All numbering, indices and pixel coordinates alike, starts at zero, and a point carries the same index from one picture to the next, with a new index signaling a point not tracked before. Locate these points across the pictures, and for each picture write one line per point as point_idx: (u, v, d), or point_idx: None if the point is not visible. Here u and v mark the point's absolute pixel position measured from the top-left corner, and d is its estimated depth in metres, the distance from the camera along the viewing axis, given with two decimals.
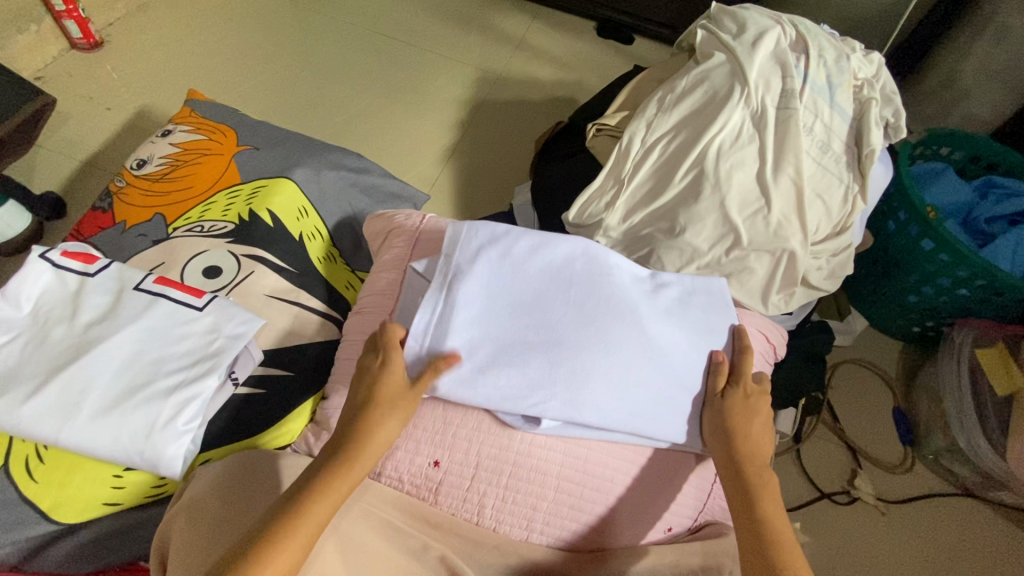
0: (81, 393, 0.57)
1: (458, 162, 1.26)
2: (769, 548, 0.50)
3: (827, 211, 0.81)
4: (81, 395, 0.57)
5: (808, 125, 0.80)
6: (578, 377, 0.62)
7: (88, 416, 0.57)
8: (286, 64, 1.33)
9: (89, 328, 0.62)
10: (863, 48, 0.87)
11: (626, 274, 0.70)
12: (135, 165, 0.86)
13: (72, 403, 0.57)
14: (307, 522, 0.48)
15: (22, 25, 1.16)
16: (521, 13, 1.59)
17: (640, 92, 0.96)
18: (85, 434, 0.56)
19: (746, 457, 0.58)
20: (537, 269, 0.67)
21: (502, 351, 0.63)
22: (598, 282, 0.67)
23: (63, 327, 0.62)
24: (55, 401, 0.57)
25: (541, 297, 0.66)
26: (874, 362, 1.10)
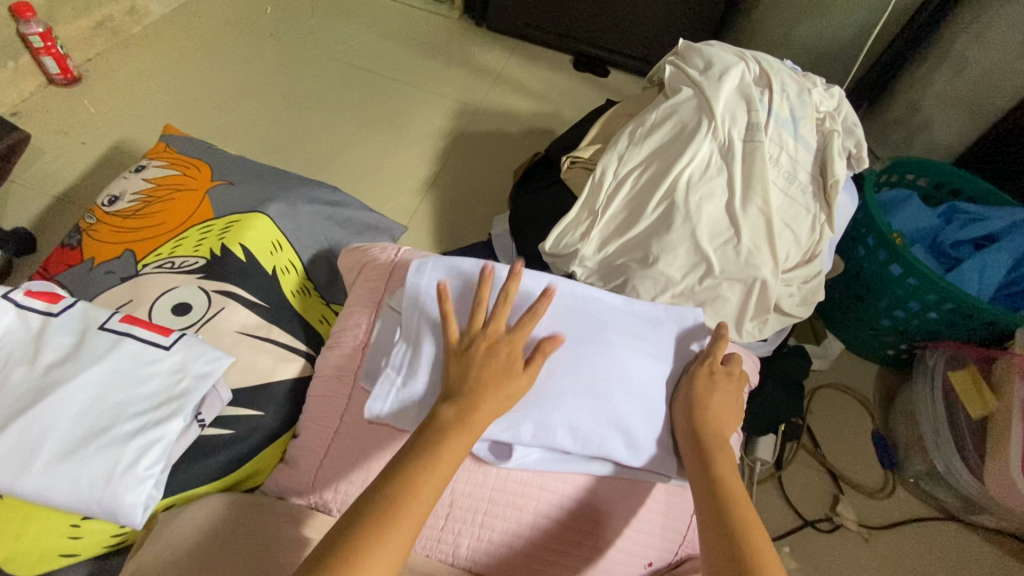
0: (37, 438, 0.56)
1: (438, 193, 1.27)
2: (735, 549, 0.48)
3: (796, 239, 0.82)
4: (37, 440, 0.56)
5: (774, 157, 0.83)
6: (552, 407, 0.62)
7: (45, 462, 0.55)
8: (267, 97, 1.35)
9: (49, 370, 0.60)
10: (824, 82, 0.90)
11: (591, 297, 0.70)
12: (107, 201, 0.85)
13: (28, 449, 0.55)
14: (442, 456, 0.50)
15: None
16: (500, 48, 1.64)
17: (613, 125, 0.98)
18: (40, 483, 0.54)
19: (708, 432, 0.59)
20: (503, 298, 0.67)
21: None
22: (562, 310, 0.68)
23: (22, 369, 0.60)
24: (9, 447, 0.55)
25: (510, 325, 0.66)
26: (852, 386, 1.10)
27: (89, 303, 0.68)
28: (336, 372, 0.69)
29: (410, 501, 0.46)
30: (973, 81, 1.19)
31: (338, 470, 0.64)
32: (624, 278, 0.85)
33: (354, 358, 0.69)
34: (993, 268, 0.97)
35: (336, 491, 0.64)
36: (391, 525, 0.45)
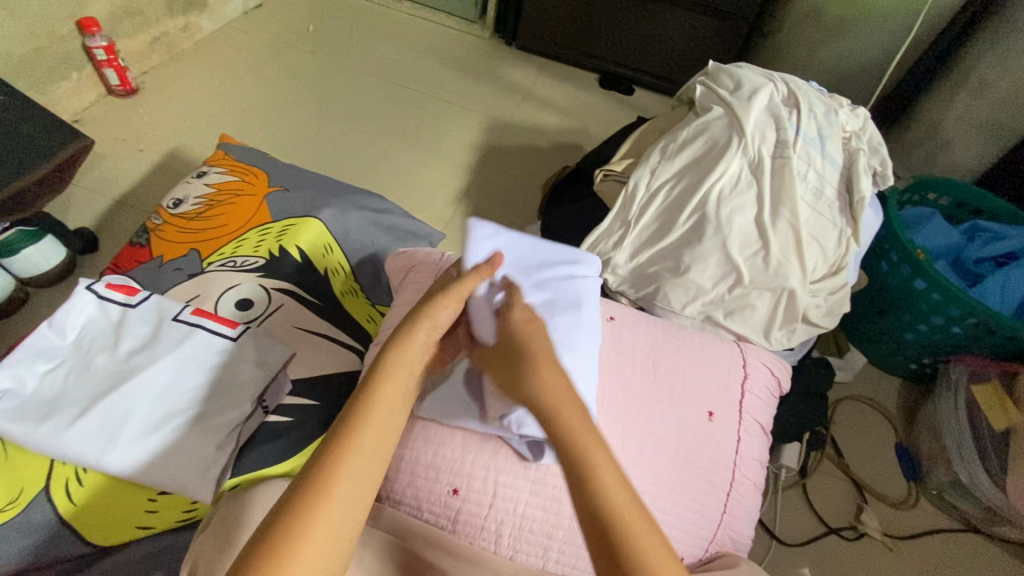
0: (121, 418, 0.60)
1: (470, 202, 1.33)
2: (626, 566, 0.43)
3: (823, 252, 0.86)
4: (121, 419, 0.60)
5: (803, 173, 0.87)
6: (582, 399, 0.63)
7: (128, 440, 0.59)
8: (309, 109, 1.42)
9: (130, 356, 0.65)
10: (850, 103, 0.94)
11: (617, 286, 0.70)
12: (171, 204, 0.91)
13: (113, 428, 0.60)
14: (365, 443, 0.48)
15: (65, 73, 1.24)
16: (529, 66, 1.71)
17: (644, 140, 1.03)
18: (123, 459, 0.58)
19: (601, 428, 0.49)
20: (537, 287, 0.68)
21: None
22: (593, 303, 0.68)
23: (105, 355, 0.65)
24: (96, 425, 0.60)
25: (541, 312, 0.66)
26: (874, 399, 1.12)
27: (162, 296, 0.73)
28: None
29: (325, 500, 0.44)
30: (994, 103, 1.21)
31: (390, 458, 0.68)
32: (656, 287, 0.89)
33: None
34: (1016, 285, 0.99)
35: (388, 479, 0.68)
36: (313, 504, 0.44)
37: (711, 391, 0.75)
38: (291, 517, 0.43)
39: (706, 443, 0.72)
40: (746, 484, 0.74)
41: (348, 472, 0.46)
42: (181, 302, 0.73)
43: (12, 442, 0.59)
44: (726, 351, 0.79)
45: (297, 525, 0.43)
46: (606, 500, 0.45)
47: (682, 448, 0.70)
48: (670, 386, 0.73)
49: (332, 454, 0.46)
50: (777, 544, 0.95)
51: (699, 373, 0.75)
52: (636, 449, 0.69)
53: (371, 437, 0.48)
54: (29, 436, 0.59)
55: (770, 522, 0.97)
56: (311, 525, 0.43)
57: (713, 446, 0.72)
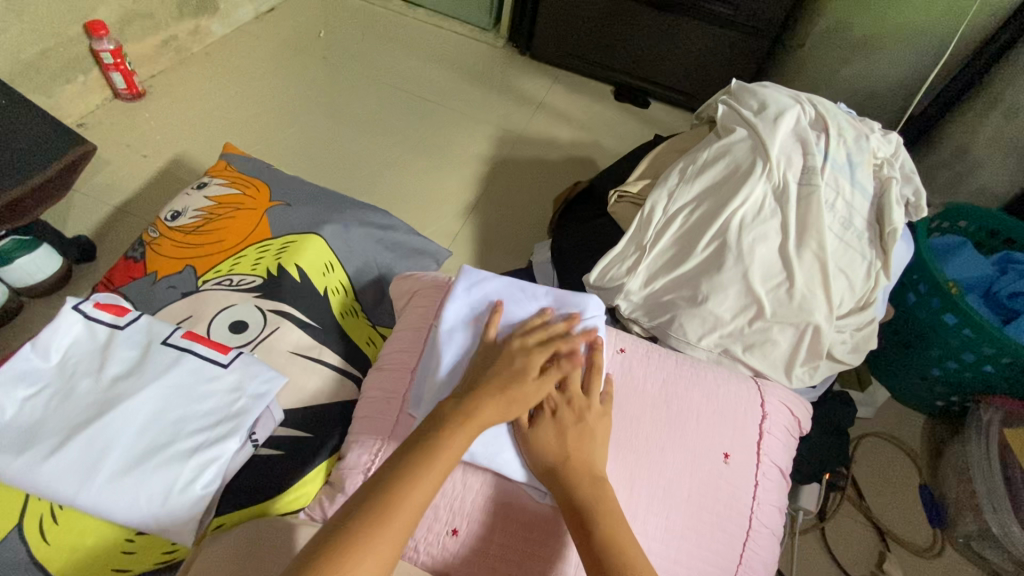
0: (102, 451, 0.57)
1: (479, 217, 1.29)
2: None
3: (851, 285, 0.81)
4: (102, 452, 0.57)
5: (830, 202, 0.82)
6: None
7: (108, 475, 0.56)
8: (316, 117, 1.39)
9: (114, 383, 0.62)
10: (881, 128, 0.90)
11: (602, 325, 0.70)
12: (169, 216, 0.88)
13: (92, 462, 0.56)
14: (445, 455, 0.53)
15: (70, 76, 1.22)
16: (542, 77, 1.67)
17: (661, 161, 0.98)
18: (102, 496, 0.55)
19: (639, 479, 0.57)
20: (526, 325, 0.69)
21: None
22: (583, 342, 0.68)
23: (89, 380, 0.62)
24: (75, 458, 0.56)
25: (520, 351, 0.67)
26: (897, 436, 1.07)
27: (152, 316, 0.70)
28: (386, 397, 0.69)
29: (396, 521, 0.47)
30: None
31: None
32: (673, 316, 0.85)
33: (404, 383, 0.70)
34: None
35: None
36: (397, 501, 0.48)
37: (728, 431, 0.70)
38: (362, 534, 0.45)
39: (720, 486, 0.67)
40: (764, 532, 0.69)
41: (430, 477, 0.51)
42: (172, 324, 0.70)
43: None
44: (744, 388, 0.75)
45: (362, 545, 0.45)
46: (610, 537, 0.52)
47: (695, 492, 0.66)
48: (682, 422, 0.69)
49: (392, 488, 0.49)
50: None
51: (713, 410, 0.71)
52: (645, 493, 0.64)
53: (450, 453, 0.53)
54: (3, 468, 0.55)
55: (785, 567, 0.91)
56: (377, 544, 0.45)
57: (729, 490, 0.67)
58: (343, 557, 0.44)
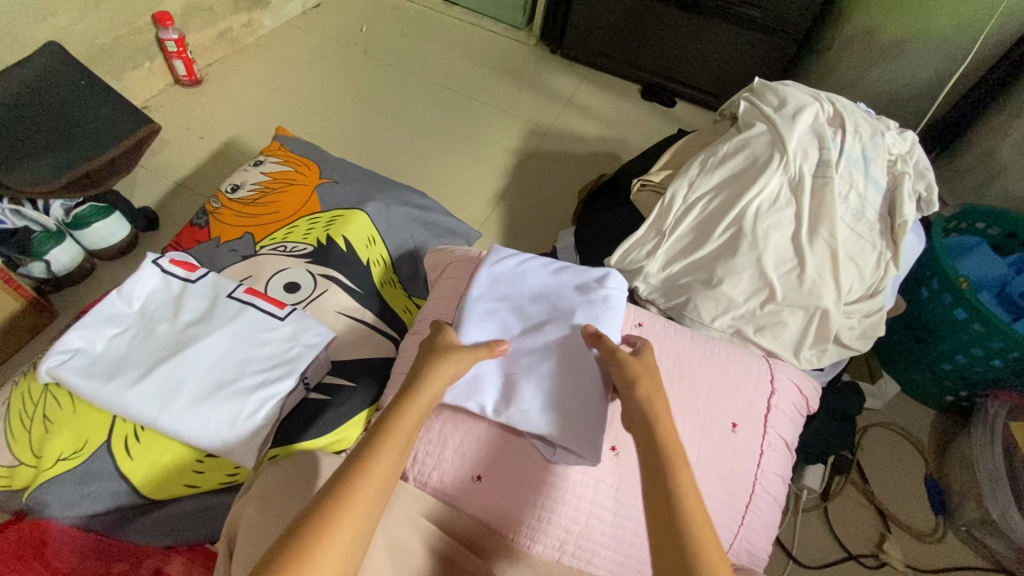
0: (178, 382, 0.65)
1: (507, 204, 1.36)
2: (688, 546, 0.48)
3: (860, 273, 0.85)
4: (178, 384, 0.65)
5: (843, 194, 0.86)
6: (581, 405, 0.66)
7: (183, 403, 0.64)
8: (357, 107, 1.48)
9: (187, 327, 0.70)
10: (898, 126, 0.93)
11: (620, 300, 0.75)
12: (229, 189, 0.97)
13: (170, 392, 0.65)
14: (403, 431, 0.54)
15: (138, 62, 1.33)
16: (572, 74, 1.74)
17: (683, 153, 1.04)
18: (178, 420, 0.63)
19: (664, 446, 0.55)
20: (551, 296, 0.75)
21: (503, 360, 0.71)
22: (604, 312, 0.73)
23: (166, 324, 0.71)
24: (155, 387, 0.64)
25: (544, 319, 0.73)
26: (905, 428, 1.10)
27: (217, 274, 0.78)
28: None
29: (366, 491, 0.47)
30: None
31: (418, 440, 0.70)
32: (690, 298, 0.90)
33: None
34: None
35: (414, 459, 0.70)
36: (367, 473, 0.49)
37: (736, 402, 0.75)
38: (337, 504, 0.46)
39: (728, 453, 0.72)
40: (766, 496, 0.74)
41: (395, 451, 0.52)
42: (235, 281, 0.78)
43: (80, 397, 0.65)
44: (754, 365, 0.80)
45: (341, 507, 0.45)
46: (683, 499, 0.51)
47: (703, 455, 0.71)
48: (694, 393, 0.74)
49: (364, 461, 0.50)
50: (794, 564, 0.94)
51: (724, 383, 0.76)
52: None
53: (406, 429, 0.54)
54: (94, 393, 0.64)
55: (787, 541, 0.96)
56: (355, 505, 0.46)
57: (736, 456, 0.72)
58: (332, 523, 0.44)
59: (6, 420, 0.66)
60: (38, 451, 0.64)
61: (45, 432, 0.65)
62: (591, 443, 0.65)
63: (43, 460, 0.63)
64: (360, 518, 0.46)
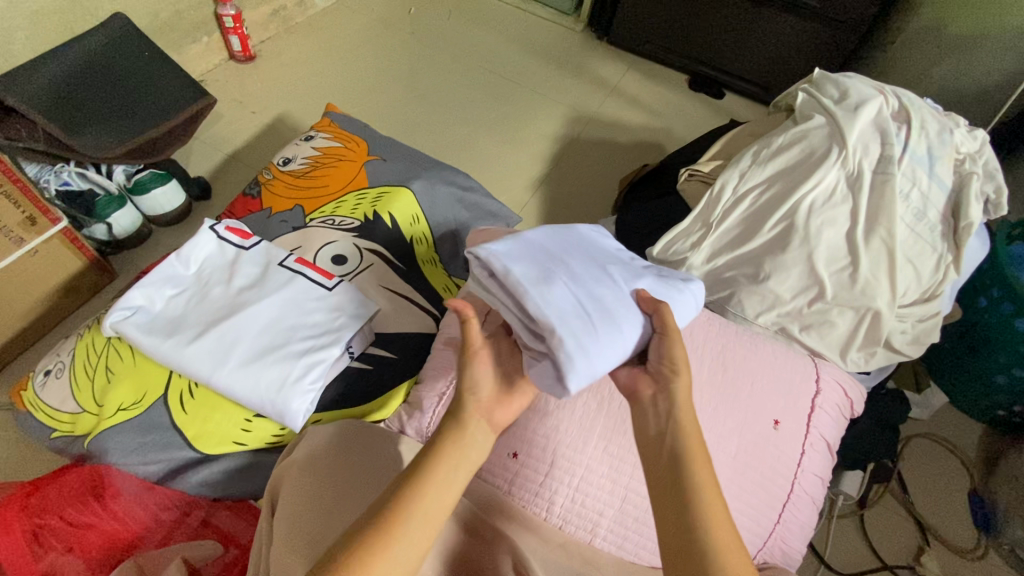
0: (231, 343, 0.68)
1: (548, 190, 1.35)
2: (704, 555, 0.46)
3: (917, 276, 0.82)
4: (231, 344, 0.68)
5: (905, 192, 0.83)
6: (596, 326, 0.53)
7: (236, 363, 0.67)
8: (403, 87, 1.49)
9: (241, 291, 0.73)
10: (968, 124, 0.89)
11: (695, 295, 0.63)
12: (281, 162, 0.99)
13: (223, 351, 0.67)
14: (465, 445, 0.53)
15: (196, 36, 1.37)
16: (618, 62, 1.71)
17: (734, 144, 1.01)
18: (231, 379, 0.66)
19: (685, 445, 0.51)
20: (627, 261, 0.65)
21: (546, 252, 0.59)
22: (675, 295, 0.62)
23: (221, 288, 0.73)
24: (211, 346, 0.67)
25: (606, 259, 0.62)
26: (951, 441, 1.06)
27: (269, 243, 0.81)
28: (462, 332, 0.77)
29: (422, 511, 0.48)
30: None
31: None
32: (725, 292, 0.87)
33: None
34: None
35: None
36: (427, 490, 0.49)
37: (779, 400, 0.73)
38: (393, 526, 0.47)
39: (768, 450, 0.71)
40: (803, 496, 0.72)
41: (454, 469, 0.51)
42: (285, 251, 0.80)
43: (142, 352, 0.68)
44: (799, 363, 0.78)
45: (387, 535, 0.46)
46: (708, 518, 0.48)
47: (742, 451, 0.69)
48: (736, 386, 0.73)
49: (423, 476, 0.50)
50: (825, 569, 0.92)
51: (767, 380, 0.74)
52: None
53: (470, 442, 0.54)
54: (154, 348, 0.67)
55: (820, 546, 0.94)
56: (408, 532, 0.47)
57: (775, 454, 0.71)
58: (387, 548, 0.46)
59: (71, 369, 0.70)
60: (100, 401, 0.67)
61: (107, 383, 0.68)
62: (583, 369, 0.51)
63: (104, 409, 0.67)
64: (415, 545, 0.47)
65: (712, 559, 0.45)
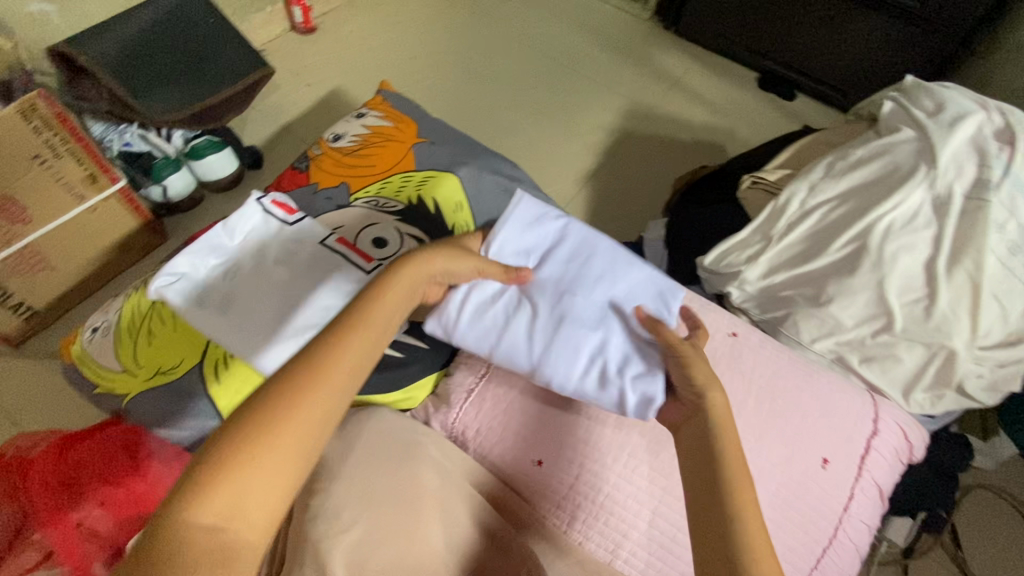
0: (270, 320, 0.68)
1: (597, 185, 1.30)
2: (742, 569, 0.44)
3: (1004, 316, 0.74)
4: (270, 321, 0.68)
5: (1001, 222, 0.74)
6: (495, 319, 0.65)
7: (273, 341, 0.67)
8: (458, 68, 1.46)
9: (282, 268, 0.72)
10: None
11: (606, 400, 0.61)
12: (331, 138, 0.99)
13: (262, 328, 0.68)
14: (351, 344, 0.46)
15: (261, 6, 1.38)
16: (684, 54, 1.62)
17: (806, 153, 0.94)
18: (267, 356, 0.66)
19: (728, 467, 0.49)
20: (614, 338, 0.63)
21: (577, 254, 0.67)
22: (602, 394, 0.61)
23: (262, 262, 0.72)
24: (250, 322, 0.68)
25: (589, 309, 0.64)
26: (1017, 498, 0.96)
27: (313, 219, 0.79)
28: None
29: (294, 414, 0.41)
30: None
31: (481, 413, 0.70)
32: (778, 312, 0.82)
33: None
34: None
35: (476, 433, 0.70)
36: (303, 389, 0.42)
37: (829, 437, 0.68)
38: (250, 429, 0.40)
39: (811, 489, 0.66)
40: (846, 544, 0.67)
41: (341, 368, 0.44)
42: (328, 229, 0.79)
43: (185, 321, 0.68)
44: (855, 399, 0.71)
45: (251, 446, 0.39)
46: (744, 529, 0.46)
47: (783, 487, 0.65)
48: (784, 418, 0.67)
49: (306, 372, 0.43)
50: None
51: (818, 413, 0.69)
52: None
53: (360, 337, 0.46)
54: (197, 319, 0.67)
55: None
56: (273, 441, 0.40)
57: (818, 495, 0.66)
58: (242, 452, 0.39)
59: (116, 328, 0.71)
60: (141, 362, 0.69)
61: (147, 345, 0.69)
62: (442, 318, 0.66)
63: (144, 370, 0.69)
64: (279, 457, 0.40)
65: (747, 559, 0.44)
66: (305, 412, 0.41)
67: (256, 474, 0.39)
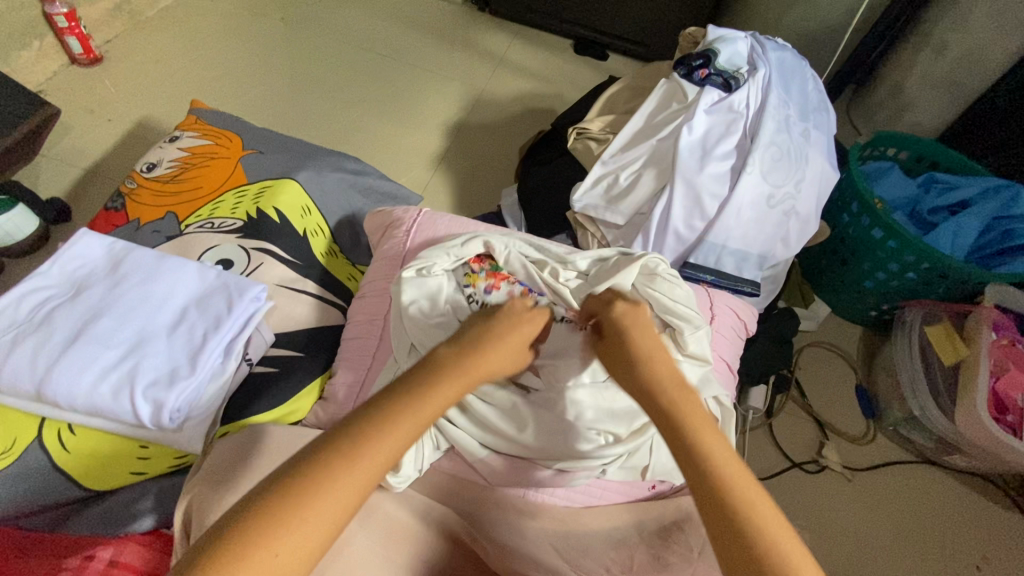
0: (83, 367, 0.60)
1: (448, 168, 1.34)
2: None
3: (798, 208, 0.87)
4: (84, 369, 0.60)
5: (778, 129, 0.87)
6: (43, 309, 0.65)
7: (94, 390, 0.59)
8: (281, 77, 1.41)
9: (76, 310, 0.64)
10: (814, 75, 0.98)
11: (122, 407, 0.59)
12: (145, 168, 0.91)
13: (76, 377, 0.60)
14: (373, 447, 0.43)
15: (25, 41, 1.21)
16: (503, 32, 1.70)
17: (616, 102, 1.06)
18: (96, 406, 0.59)
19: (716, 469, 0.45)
20: (149, 359, 0.62)
21: (213, 301, 0.67)
22: (107, 402, 0.59)
23: (62, 311, 0.64)
24: (58, 376, 0.60)
25: (124, 322, 0.64)
26: (837, 345, 1.19)
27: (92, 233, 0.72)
28: (371, 317, 0.76)
29: (319, 501, 0.40)
30: (953, 62, 1.20)
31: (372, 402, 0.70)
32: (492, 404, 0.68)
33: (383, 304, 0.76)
34: (966, 232, 1.03)
35: None
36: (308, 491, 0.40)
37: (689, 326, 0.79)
38: (270, 516, 0.39)
39: None
40: None
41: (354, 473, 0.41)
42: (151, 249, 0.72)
43: (38, 415, 0.62)
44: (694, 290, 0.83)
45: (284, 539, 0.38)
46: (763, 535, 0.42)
47: None
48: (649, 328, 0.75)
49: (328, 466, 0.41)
50: None
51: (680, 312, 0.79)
52: None
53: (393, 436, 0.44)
54: (25, 402, 0.62)
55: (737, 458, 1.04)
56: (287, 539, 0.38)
57: None
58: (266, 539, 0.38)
59: None
60: None
61: None
62: (31, 298, 0.66)
63: None
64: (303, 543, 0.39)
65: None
66: (352, 477, 0.41)
67: (304, 525, 0.39)
